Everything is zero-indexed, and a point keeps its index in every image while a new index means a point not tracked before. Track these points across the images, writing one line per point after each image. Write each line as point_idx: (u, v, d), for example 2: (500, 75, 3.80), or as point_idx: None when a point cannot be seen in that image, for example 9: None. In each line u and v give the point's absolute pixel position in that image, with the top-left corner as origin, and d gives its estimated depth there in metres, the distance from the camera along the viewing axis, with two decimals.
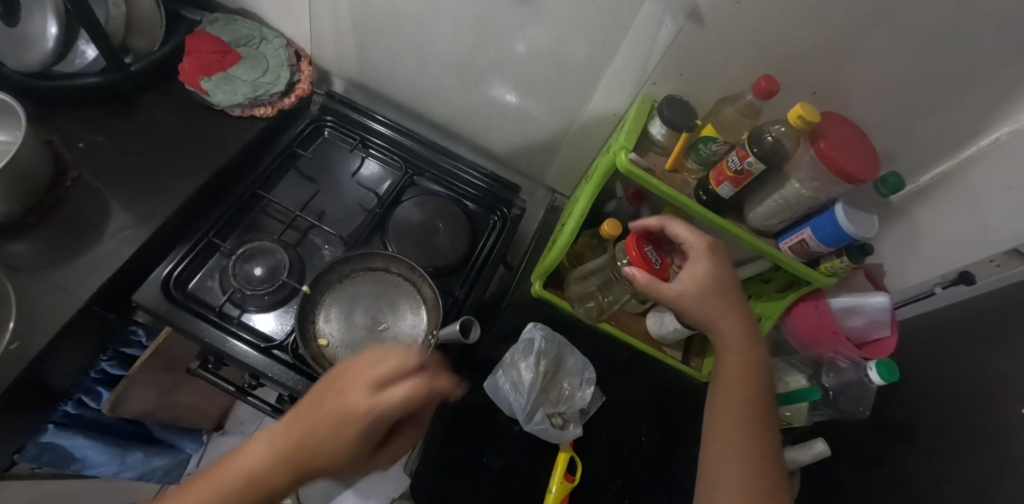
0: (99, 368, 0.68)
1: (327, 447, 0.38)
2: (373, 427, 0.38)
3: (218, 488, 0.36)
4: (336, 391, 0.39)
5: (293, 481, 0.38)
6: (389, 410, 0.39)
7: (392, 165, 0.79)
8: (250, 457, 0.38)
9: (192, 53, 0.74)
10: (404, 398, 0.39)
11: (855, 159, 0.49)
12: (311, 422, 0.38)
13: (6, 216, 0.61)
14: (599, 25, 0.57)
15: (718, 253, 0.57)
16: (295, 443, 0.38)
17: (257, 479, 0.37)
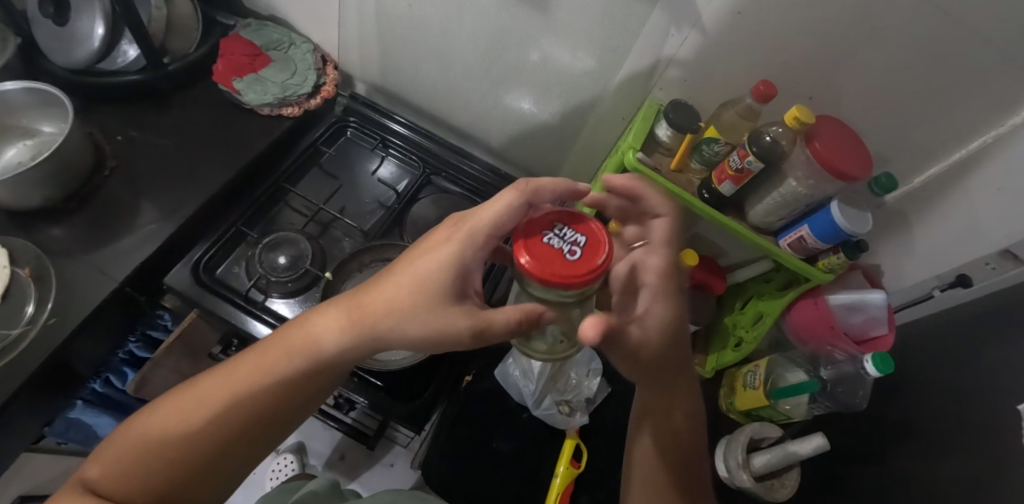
0: (126, 349, 0.72)
1: (409, 292, 0.39)
2: (456, 261, 0.39)
3: (299, 339, 0.40)
4: (411, 252, 0.41)
5: (360, 340, 0.39)
6: (479, 236, 0.40)
7: (410, 164, 0.83)
8: (325, 320, 0.40)
9: (226, 55, 0.79)
10: (494, 223, 0.40)
11: (847, 158, 0.53)
12: (385, 283, 0.40)
13: (50, 200, 0.66)
14: (611, 34, 0.61)
15: (679, 301, 0.49)
16: (372, 296, 0.40)
17: (330, 339, 0.40)
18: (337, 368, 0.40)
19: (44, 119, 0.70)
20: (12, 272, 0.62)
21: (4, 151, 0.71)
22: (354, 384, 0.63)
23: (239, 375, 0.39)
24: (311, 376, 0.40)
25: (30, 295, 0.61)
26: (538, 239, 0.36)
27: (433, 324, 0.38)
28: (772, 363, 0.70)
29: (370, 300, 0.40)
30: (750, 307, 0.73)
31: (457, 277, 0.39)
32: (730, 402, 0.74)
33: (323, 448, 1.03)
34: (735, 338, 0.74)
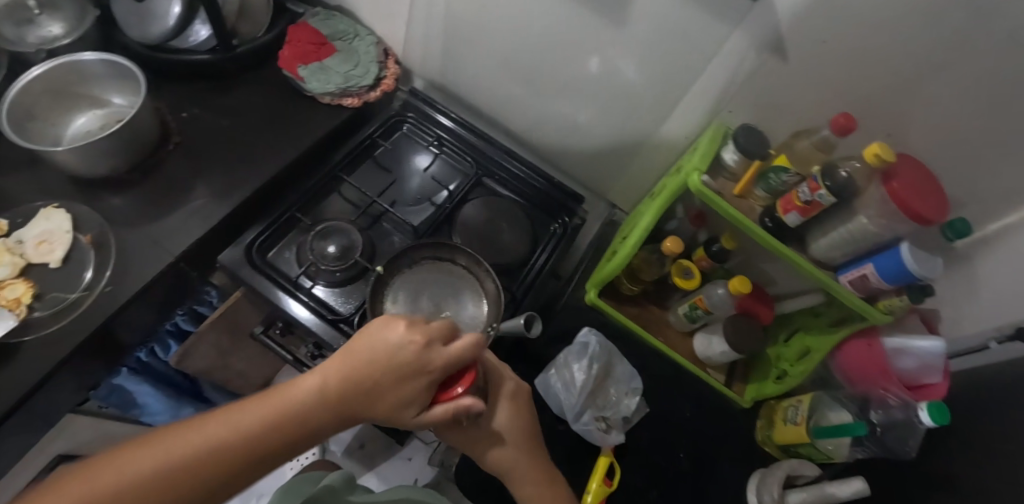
0: (173, 320, 0.74)
1: (390, 392, 0.39)
2: (433, 374, 0.40)
3: (274, 413, 0.36)
4: (388, 345, 0.39)
5: (337, 424, 0.38)
6: (450, 361, 0.40)
7: (462, 164, 0.84)
8: (310, 394, 0.37)
9: (293, 42, 0.80)
10: (466, 348, 0.41)
11: (925, 200, 0.51)
12: (361, 375, 0.38)
13: (116, 170, 0.67)
14: (689, 54, 0.60)
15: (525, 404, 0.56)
16: (356, 377, 0.38)
17: (310, 424, 0.37)
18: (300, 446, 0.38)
19: (116, 91, 0.72)
20: (74, 237, 0.65)
21: (73, 120, 0.72)
22: None
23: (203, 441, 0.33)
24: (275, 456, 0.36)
25: (89, 261, 0.64)
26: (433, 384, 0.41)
27: (403, 420, 0.39)
28: (815, 400, 0.68)
29: (355, 386, 0.38)
30: (797, 340, 0.71)
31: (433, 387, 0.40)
32: (766, 434, 0.71)
33: (343, 435, 1.06)
34: (777, 370, 0.72)
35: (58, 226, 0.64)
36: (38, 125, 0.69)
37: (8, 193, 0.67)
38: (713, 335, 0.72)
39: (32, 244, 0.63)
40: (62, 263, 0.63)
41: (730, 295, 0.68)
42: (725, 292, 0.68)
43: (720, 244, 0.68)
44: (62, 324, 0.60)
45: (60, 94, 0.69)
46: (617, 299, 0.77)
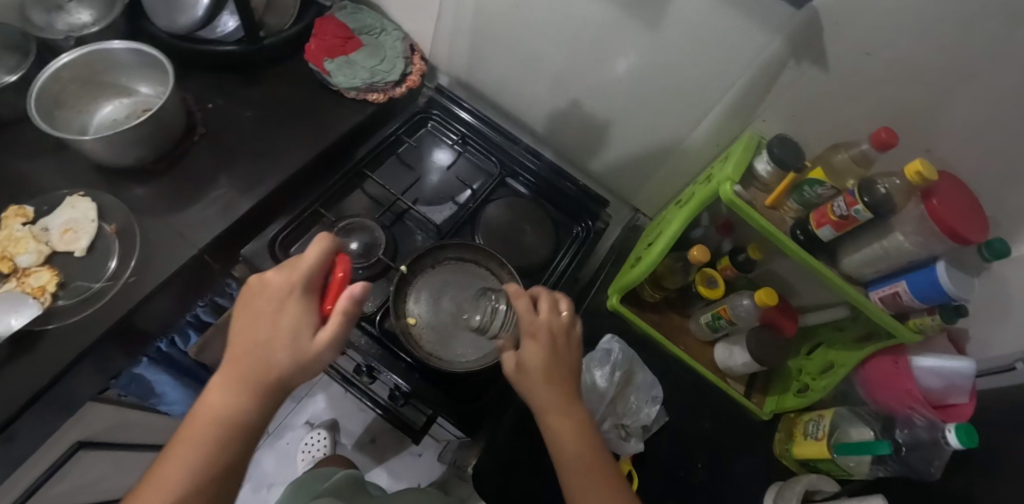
0: (194, 312, 0.75)
1: (276, 334, 0.41)
2: (305, 292, 0.42)
3: (202, 431, 0.38)
4: (259, 298, 0.42)
5: (266, 404, 0.40)
6: (308, 273, 0.42)
7: (487, 163, 0.84)
8: (222, 398, 0.39)
9: (319, 34, 0.79)
10: (313, 256, 0.42)
11: (965, 220, 0.50)
12: (249, 340, 0.41)
13: (142, 160, 0.67)
14: (728, 65, 0.59)
15: (557, 342, 0.50)
16: (243, 348, 0.41)
17: (238, 418, 0.39)
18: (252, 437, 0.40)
19: (144, 81, 0.72)
20: (99, 226, 0.65)
21: (100, 108, 0.72)
22: (419, 380, 0.66)
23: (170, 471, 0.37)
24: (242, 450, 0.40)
25: (114, 250, 0.64)
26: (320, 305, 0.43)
27: (305, 348, 0.41)
28: (838, 416, 0.67)
29: (256, 356, 0.40)
30: (818, 354, 0.70)
31: (314, 311, 0.42)
32: (785, 448, 0.70)
33: (354, 428, 1.08)
34: (798, 383, 0.71)
35: (83, 216, 0.64)
36: (66, 113, 0.68)
37: (36, 179, 0.67)
38: (734, 345, 0.72)
39: (57, 232, 0.63)
40: (86, 252, 0.63)
41: (756, 307, 0.66)
42: (751, 304, 0.67)
43: (747, 254, 0.68)
44: (84, 314, 0.60)
45: (88, 83, 0.69)
46: (638, 306, 0.77)
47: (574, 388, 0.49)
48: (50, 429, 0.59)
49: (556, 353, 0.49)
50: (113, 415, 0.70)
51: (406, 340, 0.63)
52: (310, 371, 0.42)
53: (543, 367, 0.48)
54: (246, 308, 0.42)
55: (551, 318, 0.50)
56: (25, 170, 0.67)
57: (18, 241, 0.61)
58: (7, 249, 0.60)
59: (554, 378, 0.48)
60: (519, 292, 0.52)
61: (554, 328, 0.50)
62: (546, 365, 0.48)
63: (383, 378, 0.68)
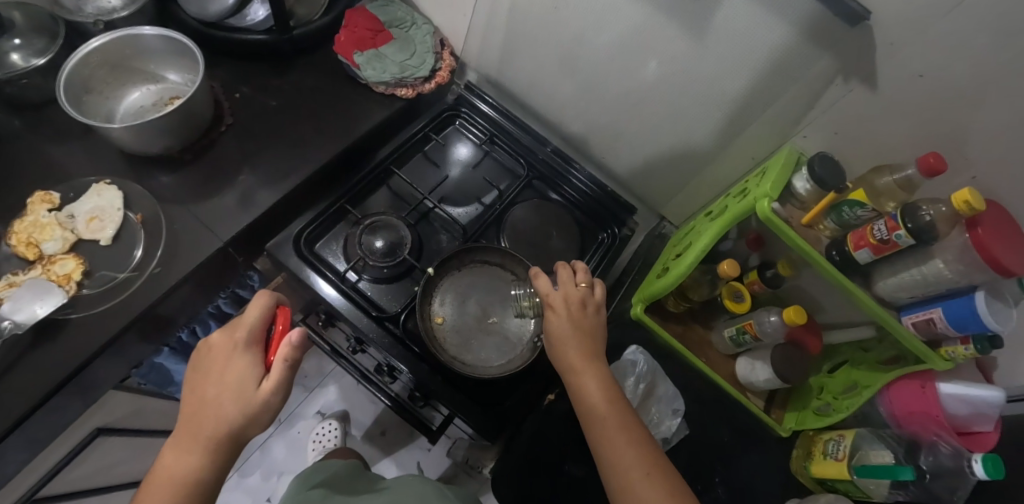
0: (217, 303, 0.76)
1: (223, 389, 0.44)
2: (248, 347, 0.46)
3: (159, 493, 0.41)
4: (208, 360, 0.46)
5: (220, 457, 0.44)
6: (251, 330, 0.46)
7: (515, 165, 0.84)
8: (177, 459, 0.42)
9: (349, 26, 0.78)
10: (252, 312, 0.47)
11: (1011, 251, 0.48)
12: (199, 399, 0.45)
13: (169, 149, 0.66)
14: (772, 82, 0.57)
15: (579, 305, 0.55)
16: (196, 408, 0.44)
17: (193, 476, 0.42)
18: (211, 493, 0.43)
19: (173, 68, 0.72)
20: (125, 215, 0.64)
21: (127, 95, 0.71)
22: (439, 384, 0.65)
23: None
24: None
25: (139, 240, 0.63)
26: (267, 355, 0.47)
27: (252, 398, 0.44)
28: (859, 436, 0.66)
29: (206, 416, 0.44)
30: (842, 373, 0.69)
31: (259, 361, 0.46)
32: (804, 466, 0.70)
33: (364, 420, 1.09)
34: (818, 401, 0.71)
35: (109, 204, 0.63)
36: (93, 98, 0.68)
37: (62, 164, 0.66)
38: (757, 361, 0.71)
39: (83, 220, 0.62)
40: (112, 241, 0.63)
41: (783, 324, 0.66)
42: (779, 321, 0.66)
43: (776, 269, 0.66)
44: (107, 305, 0.59)
45: (115, 68, 0.69)
46: (662, 316, 0.77)
47: (596, 348, 0.53)
48: (73, 417, 0.59)
49: (577, 317, 0.54)
50: (131, 403, 0.70)
51: (431, 343, 0.63)
52: (260, 420, 0.45)
53: (565, 329, 0.53)
54: (200, 367, 0.47)
55: (568, 289, 0.56)
56: (52, 154, 0.66)
57: (43, 228, 0.60)
58: (33, 235, 0.60)
59: (578, 337, 0.53)
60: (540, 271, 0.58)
61: (571, 298, 0.55)
62: (568, 327, 0.53)
63: (405, 377, 0.68)
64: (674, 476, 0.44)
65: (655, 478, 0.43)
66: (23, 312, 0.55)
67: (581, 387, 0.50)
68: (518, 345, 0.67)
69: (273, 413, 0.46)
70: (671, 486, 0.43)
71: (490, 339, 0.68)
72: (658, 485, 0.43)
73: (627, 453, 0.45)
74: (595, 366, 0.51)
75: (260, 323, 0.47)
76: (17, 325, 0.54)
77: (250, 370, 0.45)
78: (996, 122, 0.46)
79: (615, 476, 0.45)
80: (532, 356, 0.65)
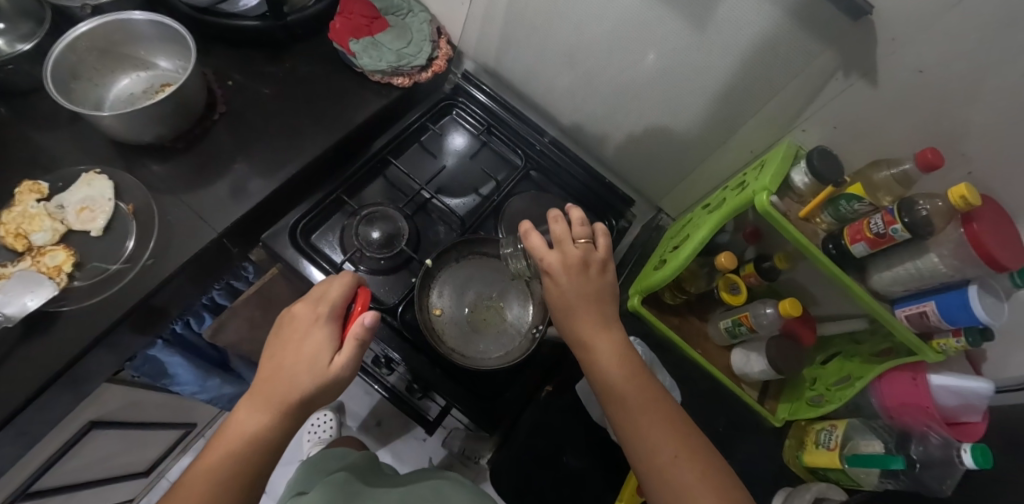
0: (210, 295, 0.74)
1: (298, 358, 0.45)
2: (326, 320, 0.47)
3: (228, 448, 0.41)
4: (288, 328, 0.48)
5: (286, 422, 0.44)
6: (333, 305, 0.48)
7: (512, 155, 0.84)
8: (247, 417, 0.43)
9: (345, 13, 0.76)
10: (338, 287, 0.48)
11: (1005, 246, 0.49)
12: (276, 363, 0.46)
13: (162, 139, 0.65)
14: (773, 76, 0.57)
15: (581, 267, 0.53)
16: (272, 372, 0.45)
17: (262, 434, 0.42)
18: (273, 456, 0.43)
19: (163, 55, 0.70)
20: (116, 205, 0.63)
21: (116, 81, 0.70)
22: (438, 375, 0.66)
23: (194, 480, 0.39)
24: (261, 465, 0.42)
25: (131, 231, 0.62)
26: (341, 330, 0.48)
27: (325, 370, 0.45)
28: (851, 426, 0.67)
29: (279, 379, 0.44)
30: (835, 364, 0.70)
31: (336, 335, 0.47)
32: (796, 455, 0.72)
33: (360, 410, 1.09)
34: (812, 392, 0.71)
35: (100, 193, 0.62)
36: (82, 85, 0.67)
37: (51, 152, 0.65)
38: (751, 352, 0.72)
39: (73, 211, 0.61)
40: (103, 232, 0.62)
41: (778, 316, 0.66)
42: (775, 313, 0.66)
43: (772, 262, 0.66)
44: (100, 297, 0.58)
45: (106, 54, 0.67)
46: (659, 307, 0.78)
47: (608, 315, 0.52)
48: (64, 411, 0.59)
49: (580, 283, 0.52)
50: (124, 396, 0.69)
51: (430, 338, 0.63)
52: (330, 391, 0.46)
53: (569, 299, 0.52)
54: (278, 333, 0.48)
55: (564, 249, 0.53)
56: (40, 142, 0.65)
57: (32, 219, 0.59)
58: (22, 226, 0.58)
59: (582, 304, 0.51)
60: (530, 229, 0.54)
61: (570, 260, 0.53)
62: (573, 297, 0.51)
63: (402, 369, 0.68)
64: (706, 448, 0.45)
65: (683, 454, 0.43)
66: (13, 305, 0.54)
67: (594, 362, 0.49)
68: (516, 337, 0.67)
69: (341, 386, 0.47)
70: (703, 460, 0.43)
71: (488, 332, 0.67)
72: (685, 461, 0.43)
73: (649, 429, 0.45)
74: (605, 336, 0.50)
75: (340, 299, 0.48)
76: (7, 317, 0.53)
77: (325, 342, 0.46)
78: (998, 119, 0.46)
79: (639, 453, 0.45)
80: (529, 349, 0.65)
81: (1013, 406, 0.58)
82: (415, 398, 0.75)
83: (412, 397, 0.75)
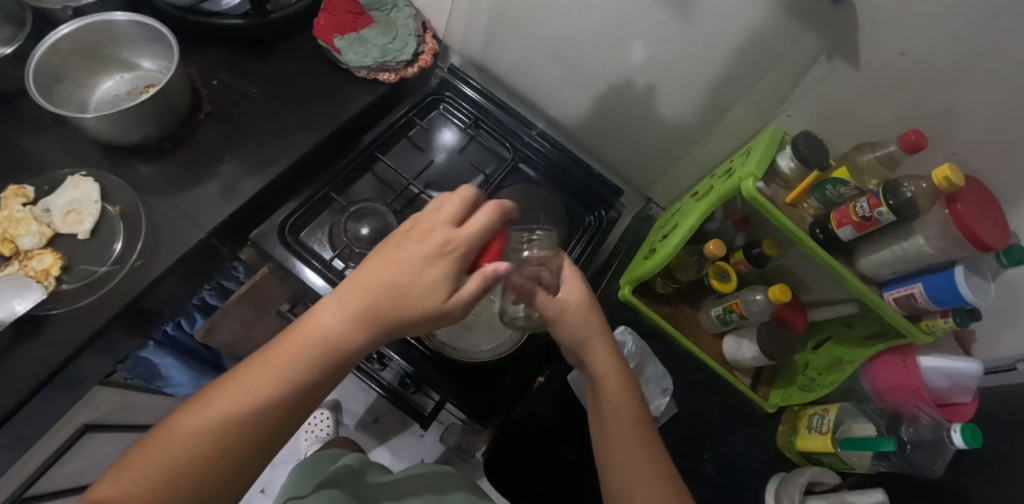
0: (201, 295, 0.73)
1: (408, 281, 0.37)
2: (454, 251, 0.36)
3: (303, 350, 0.36)
4: (408, 236, 0.38)
5: (366, 343, 0.38)
6: (468, 241, 0.36)
7: (500, 148, 0.84)
8: (331, 325, 0.37)
9: (329, 10, 0.76)
10: (480, 223, 0.36)
11: (989, 226, 0.49)
12: (379, 275, 0.37)
13: (148, 139, 0.65)
14: (757, 62, 0.57)
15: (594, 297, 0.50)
16: (375, 286, 0.37)
17: (345, 350, 0.37)
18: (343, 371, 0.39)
19: (146, 55, 0.70)
20: (102, 207, 0.63)
21: (101, 83, 0.70)
22: (430, 370, 0.65)
23: (259, 379, 0.35)
24: (326, 383, 0.38)
25: (118, 233, 0.62)
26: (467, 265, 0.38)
27: (435, 308, 0.37)
28: (843, 410, 0.68)
29: (380, 301, 0.37)
30: (827, 349, 0.70)
31: (456, 278, 0.37)
32: (790, 441, 0.72)
33: (356, 408, 1.09)
34: (804, 378, 0.72)
35: (86, 196, 0.62)
36: (66, 87, 0.66)
37: (37, 156, 0.64)
38: (744, 339, 0.72)
39: (59, 214, 0.61)
40: (90, 235, 0.61)
41: (768, 303, 0.67)
42: (764, 300, 0.67)
43: (761, 249, 0.67)
44: (88, 300, 0.58)
45: (88, 56, 0.67)
46: (650, 297, 0.78)
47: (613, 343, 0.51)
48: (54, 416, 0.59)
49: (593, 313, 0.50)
50: (118, 398, 0.70)
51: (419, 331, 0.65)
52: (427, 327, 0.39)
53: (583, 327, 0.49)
54: (393, 233, 0.39)
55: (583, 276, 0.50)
56: (25, 146, 0.64)
57: (18, 223, 0.59)
58: (8, 230, 0.58)
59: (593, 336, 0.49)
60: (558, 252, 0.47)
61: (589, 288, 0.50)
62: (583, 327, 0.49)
63: (396, 365, 0.68)
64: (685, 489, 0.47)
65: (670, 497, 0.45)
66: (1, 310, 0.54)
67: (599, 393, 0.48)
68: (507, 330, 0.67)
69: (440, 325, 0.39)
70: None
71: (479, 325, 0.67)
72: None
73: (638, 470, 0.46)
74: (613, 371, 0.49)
75: (482, 234, 0.36)
76: None
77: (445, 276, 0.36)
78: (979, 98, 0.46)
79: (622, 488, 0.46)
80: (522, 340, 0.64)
81: (1003, 386, 0.58)
82: (409, 393, 0.77)
83: (408, 392, 0.77)
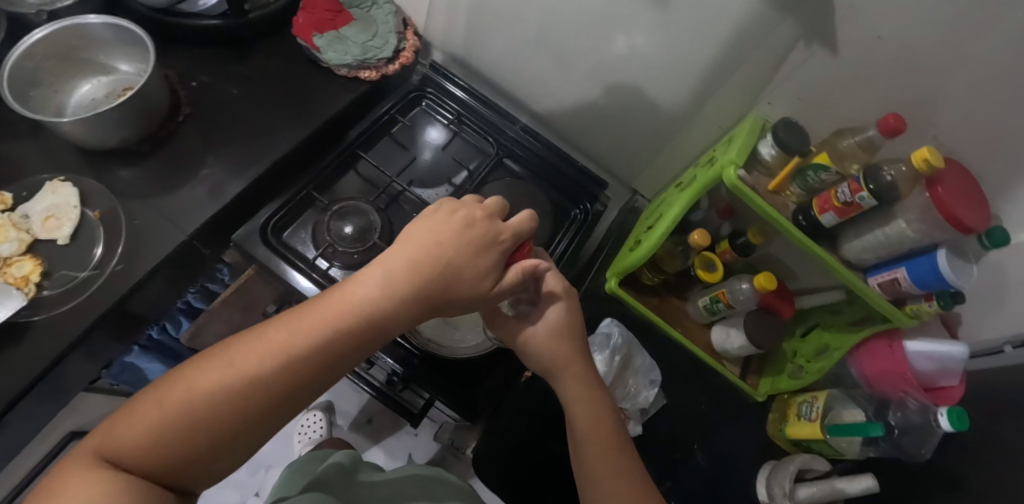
0: (184, 298, 0.73)
1: (453, 261, 0.41)
2: (495, 241, 0.43)
3: (340, 313, 0.38)
4: (449, 223, 0.42)
5: (407, 315, 0.41)
6: (513, 235, 0.44)
7: (484, 143, 0.83)
8: (371, 293, 0.39)
9: (307, 8, 0.76)
10: (524, 223, 0.44)
11: (969, 208, 0.49)
12: (423, 253, 0.41)
13: (126, 142, 0.64)
14: (734, 50, 0.57)
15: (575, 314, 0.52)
16: (423, 263, 0.41)
17: (383, 317, 0.40)
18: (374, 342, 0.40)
19: (122, 57, 0.69)
20: (82, 212, 0.62)
21: (78, 87, 0.69)
22: (416, 366, 0.65)
23: (296, 337, 0.37)
24: (355, 351, 0.39)
25: (98, 237, 0.61)
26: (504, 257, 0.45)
27: (476, 287, 0.42)
28: (832, 397, 0.67)
29: (424, 274, 0.40)
30: (814, 336, 0.70)
31: (500, 265, 0.43)
32: (780, 429, 0.72)
33: (350, 409, 1.08)
34: (793, 366, 0.71)
35: (65, 201, 0.61)
36: (41, 91, 0.66)
37: (14, 162, 0.64)
38: (732, 329, 0.72)
39: (38, 220, 0.60)
40: (70, 240, 0.61)
41: (754, 291, 0.66)
42: (750, 288, 0.66)
43: (746, 238, 0.67)
44: (69, 306, 0.57)
45: (63, 60, 0.66)
46: (638, 289, 0.78)
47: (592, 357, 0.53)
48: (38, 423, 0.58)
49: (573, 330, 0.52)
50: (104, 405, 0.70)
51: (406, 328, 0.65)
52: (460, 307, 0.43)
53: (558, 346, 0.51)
54: (430, 218, 0.43)
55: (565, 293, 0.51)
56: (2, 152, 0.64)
57: None
58: None
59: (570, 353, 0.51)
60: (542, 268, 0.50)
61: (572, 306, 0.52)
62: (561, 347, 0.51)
63: (383, 364, 0.68)
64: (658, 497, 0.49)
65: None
66: None
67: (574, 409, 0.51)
68: None
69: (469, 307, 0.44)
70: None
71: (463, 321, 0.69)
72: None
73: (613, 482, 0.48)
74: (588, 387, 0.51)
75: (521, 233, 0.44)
76: None
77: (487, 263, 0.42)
78: None
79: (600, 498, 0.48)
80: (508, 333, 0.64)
81: (991, 368, 0.57)
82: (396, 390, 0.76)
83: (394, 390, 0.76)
